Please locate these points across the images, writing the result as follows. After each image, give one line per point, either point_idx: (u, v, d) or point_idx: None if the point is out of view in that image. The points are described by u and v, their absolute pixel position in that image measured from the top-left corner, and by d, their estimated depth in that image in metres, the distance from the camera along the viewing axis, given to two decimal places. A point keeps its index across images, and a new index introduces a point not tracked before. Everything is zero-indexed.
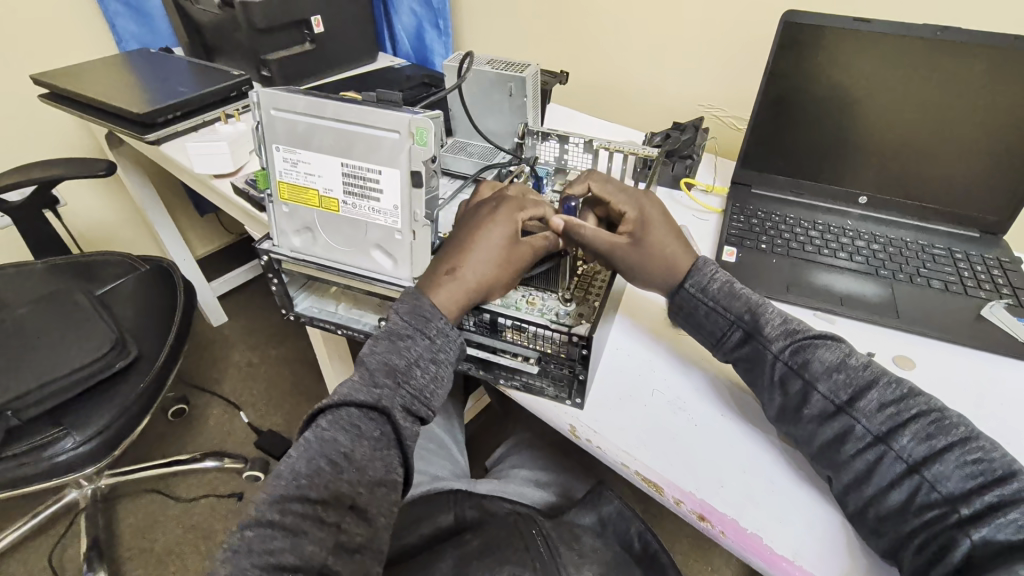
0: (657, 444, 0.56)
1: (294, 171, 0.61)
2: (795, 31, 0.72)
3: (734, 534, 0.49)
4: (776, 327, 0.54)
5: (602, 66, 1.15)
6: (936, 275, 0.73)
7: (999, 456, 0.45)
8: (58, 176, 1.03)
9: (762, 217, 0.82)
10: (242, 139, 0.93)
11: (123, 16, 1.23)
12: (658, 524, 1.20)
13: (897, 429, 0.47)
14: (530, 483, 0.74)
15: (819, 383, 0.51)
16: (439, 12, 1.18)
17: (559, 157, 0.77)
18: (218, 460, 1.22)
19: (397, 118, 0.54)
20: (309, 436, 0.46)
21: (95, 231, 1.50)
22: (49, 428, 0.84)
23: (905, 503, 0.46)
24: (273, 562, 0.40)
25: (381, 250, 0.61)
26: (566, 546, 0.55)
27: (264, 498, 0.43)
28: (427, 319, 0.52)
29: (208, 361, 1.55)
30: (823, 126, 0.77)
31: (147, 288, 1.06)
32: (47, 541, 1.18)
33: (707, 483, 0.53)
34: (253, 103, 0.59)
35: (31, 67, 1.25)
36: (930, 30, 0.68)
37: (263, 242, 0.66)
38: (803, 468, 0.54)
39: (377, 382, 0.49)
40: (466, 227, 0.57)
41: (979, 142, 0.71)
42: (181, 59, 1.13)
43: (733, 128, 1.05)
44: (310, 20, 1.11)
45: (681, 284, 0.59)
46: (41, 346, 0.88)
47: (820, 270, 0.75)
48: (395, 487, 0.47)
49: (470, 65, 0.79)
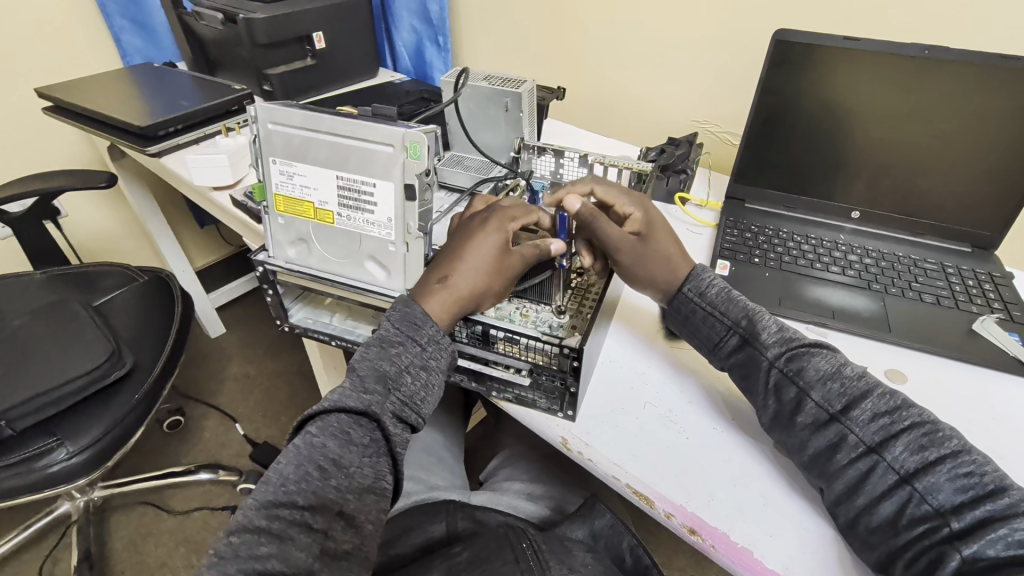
0: (649, 456, 0.56)
1: (289, 184, 0.62)
2: (785, 48, 0.74)
3: (725, 547, 0.49)
4: (772, 334, 0.55)
5: (599, 82, 1.17)
6: (928, 288, 0.73)
7: (991, 470, 0.44)
8: (59, 187, 1.04)
9: (756, 231, 0.82)
10: (242, 152, 0.94)
11: (128, 32, 1.25)
12: (655, 540, 1.19)
13: (889, 439, 0.47)
14: (523, 496, 0.73)
15: (813, 391, 0.51)
16: (438, 29, 1.19)
17: (554, 170, 0.78)
18: (212, 472, 1.22)
19: (391, 132, 0.55)
20: (298, 442, 0.46)
21: (95, 242, 1.51)
22: (42, 438, 0.84)
23: (896, 515, 0.45)
24: (258, 568, 0.40)
25: (374, 261, 0.61)
26: (556, 560, 0.54)
27: (251, 503, 0.43)
28: (418, 325, 0.52)
29: (206, 372, 1.55)
30: (815, 141, 0.78)
31: (145, 299, 1.07)
32: (39, 554, 1.17)
33: (697, 495, 0.53)
34: (251, 117, 0.60)
35: (35, 80, 1.26)
36: (917, 49, 0.69)
37: (258, 253, 0.67)
38: (794, 481, 0.54)
39: (366, 389, 0.48)
40: (460, 236, 0.58)
41: (968, 158, 0.72)
42: (184, 74, 1.15)
43: (727, 143, 1.06)
44: (311, 37, 1.13)
45: (678, 289, 0.61)
46: (37, 356, 0.88)
47: (812, 284, 0.76)
48: (384, 495, 0.47)
49: (466, 81, 0.81)
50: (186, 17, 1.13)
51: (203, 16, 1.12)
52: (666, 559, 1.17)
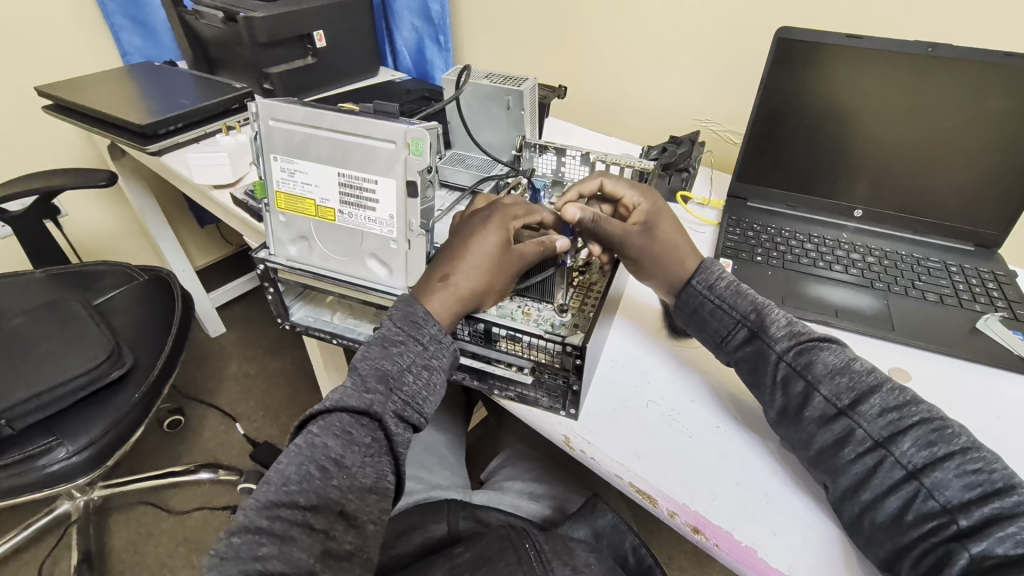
0: (652, 455, 0.55)
1: (290, 181, 0.61)
2: (788, 46, 0.73)
3: (729, 546, 0.49)
4: (781, 327, 0.55)
5: (601, 81, 1.17)
6: (932, 287, 0.73)
7: (1000, 467, 0.44)
8: (58, 186, 1.03)
9: (758, 229, 0.82)
10: (242, 151, 0.94)
11: (127, 30, 1.25)
12: (657, 540, 1.19)
13: (898, 434, 0.47)
14: (525, 496, 0.73)
15: (821, 385, 0.51)
16: (439, 27, 1.19)
17: (556, 169, 0.77)
18: (213, 472, 1.21)
19: (392, 129, 0.55)
20: (300, 442, 0.46)
21: (95, 241, 1.51)
22: (41, 437, 0.83)
23: (903, 512, 0.45)
24: (259, 569, 0.40)
25: (376, 258, 0.61)
26: (559, 560, 0.54)
27: (252, 503, 0.43)
28: (420, 324, 0.52)
29: (206, 372, 1.55)
30: (818, 139, 0.78)
31: (145, 298, 1.06)
32: (38, 554, 1.16)
33: (700, 494, 0.52)
34: (252, 114, 0.60)
35: (35, 79, 1.26)
36: (920, 46, 0.69)
37: (258, 251, 0.66)
38: (797, 479, 0.54)
39: (368, 387, 0.48)
40: (462, 233, 0.57)
41: (971, 156, 0.72)
42: (184, 72, 1.14)
43: (729, 142, 1.06)
44: (312, 35, 1.13)
45: (688, 281, 0.60)
46: (36, 355, 0.88)
47: (814, 282, 0.75)
48: (386, 495, 0.47)
49: (467, 79, 0.80)
50: (186, 15, 1.13)
51: (203, 14, 1.12)
52: (667, 560, 1.17)
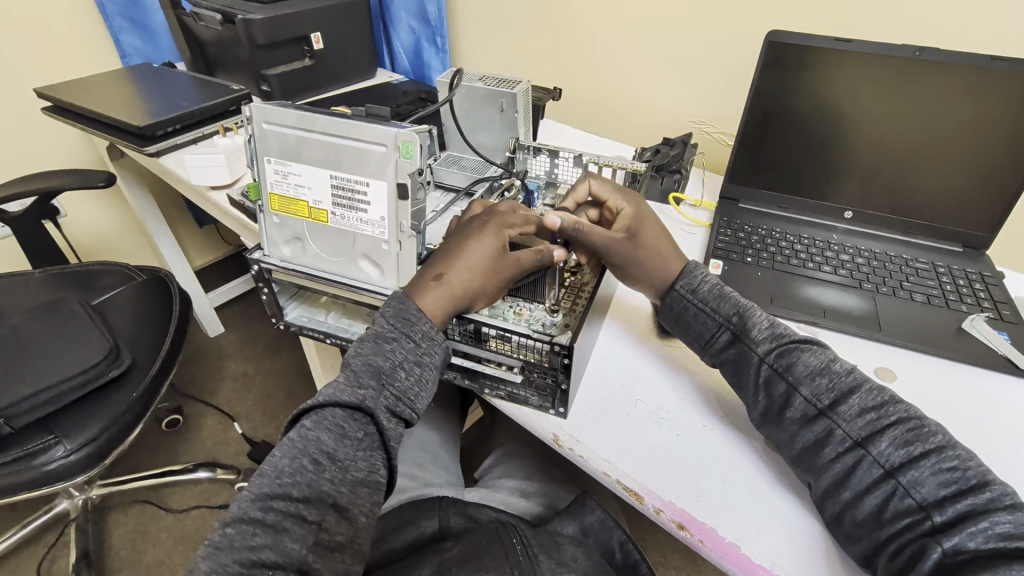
0: (639, 453, 0.56)
1: (284, 183, 0.62)
2: (779, 49, 0.74)
3: (712, 542, 0.50)
4: (762, 330, 0.55)
5: (599, 81, 1.17)
6: (919, 288, 0.74)
7: (974, 465, 0.45)
8: (57, 186, 1.04)
9: (749, 230, 0.83)
10: (240, 151, 0.95)
11: (126, 32, 1.26)
12: (651, 540, 1.19)
13: (876, 434, 0.48)
14: (516, 493, 0.74)
15: (801, 387, 0.52)
16: (436, 29, 1.20)
17: (550, 170, 0.79)
18: (211, 470, 1.23)
19: (383, 132, 0.56)
20: (293, 435, 0.47)
21: (94, 241, 1.51)
22: (38, 436, 0.84)
23: (881, 509, 0.46)
24: (253, 559, 0.40)
25: (368, 259, 0.62)
26: (546, 554, 0.55)
27: (247, 495, 0.44)
28: (412, 321, 0.53)
29: (204, 371, 1.56)
30: (810, 141, 0.78)
31: (145, 297, 1.07)
32: (37, 551, 1.17)
33: (687, 492, 0.53)
34: (247, 117, 0.61)
35: (37, 79, 1.27)
36: (910, 50, 0.70)
37: (253, 251, 0.67)
38: (786, 476, 0.55)
39: (360, 383, 0.49)
40: (458, 236, 0.58)
41: (958, 159, 0.72)
42: (182, 73, 1.15)
43: (722, 144, 1.07)
44: (310, 37, 1.14)
45: (671, 286, 0.61)
46: (34, 353, 0.88)
47: (804, 283, 0.76)
48: (378, 488, 0.48)
49: (461, 81, 0.81)
50: (186, 17, 1.14)
51: (202, 16, 1.13)
52: (664, 559, 1.17)
